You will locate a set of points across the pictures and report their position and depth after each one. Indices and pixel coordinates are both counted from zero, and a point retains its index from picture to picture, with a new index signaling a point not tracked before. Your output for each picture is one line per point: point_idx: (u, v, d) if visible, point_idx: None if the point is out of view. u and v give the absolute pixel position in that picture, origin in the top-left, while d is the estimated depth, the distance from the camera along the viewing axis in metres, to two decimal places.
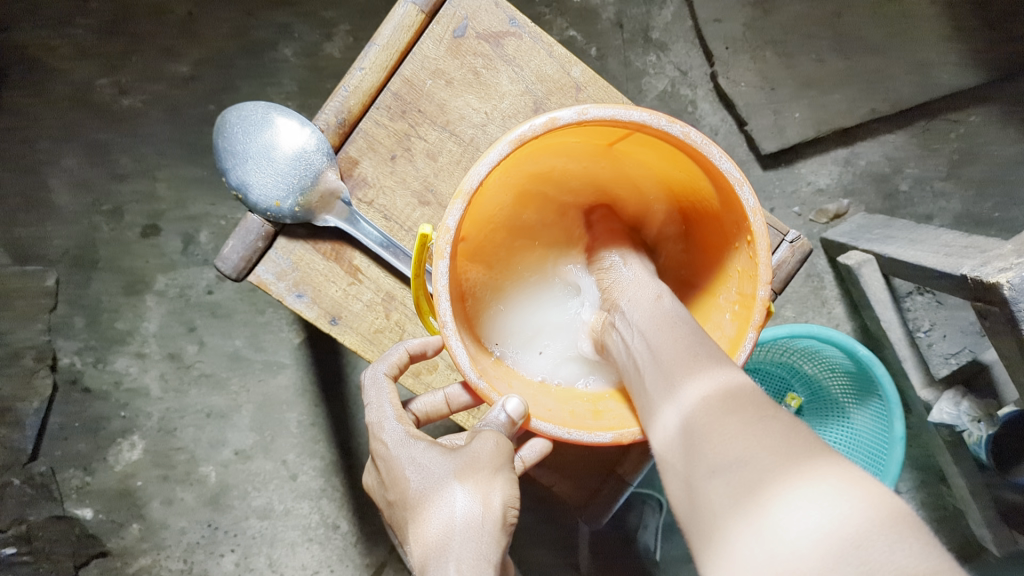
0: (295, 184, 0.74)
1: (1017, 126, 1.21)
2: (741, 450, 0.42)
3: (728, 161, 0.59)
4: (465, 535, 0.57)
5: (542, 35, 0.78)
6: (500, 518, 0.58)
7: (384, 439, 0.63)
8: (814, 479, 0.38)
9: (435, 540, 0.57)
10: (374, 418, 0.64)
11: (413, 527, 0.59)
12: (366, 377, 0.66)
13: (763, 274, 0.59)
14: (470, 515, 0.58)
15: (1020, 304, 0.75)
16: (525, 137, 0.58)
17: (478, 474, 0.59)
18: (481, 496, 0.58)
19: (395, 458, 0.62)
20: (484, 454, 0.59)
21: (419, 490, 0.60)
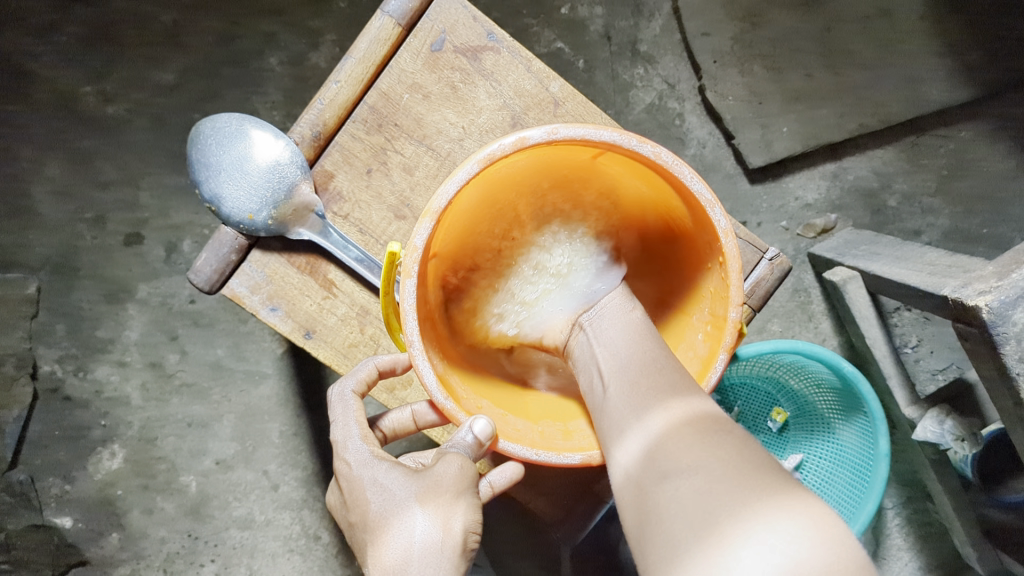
0: (269, 198, 0.74)
1: (1006, 143, 1.21)
2: (717, 475, 0.40)
3: (699, 182, 0.58)
4: (423, 561, 0.56)
5: (520, 50, 0.78)
6: (460, 543, 0.57)
7: (346, 458, 0.62)
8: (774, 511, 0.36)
9: (393, 565, 0.57)
10: (339, 436, 0.63)
11: (372, 549, 0.59)
12: (332, 392, 0.65)
13: (734, 296, 0.59)
14: (429, 540, 0.57)
15: (999, 328, 0.74)
16: (494, 156, 0.57)
17: (440, 498, 0.58)
18: (441, 520, 0.57)
19: (357, 478, 0.61)
20: (447, 478, 0.59)
21: (379, 512, 0.59)
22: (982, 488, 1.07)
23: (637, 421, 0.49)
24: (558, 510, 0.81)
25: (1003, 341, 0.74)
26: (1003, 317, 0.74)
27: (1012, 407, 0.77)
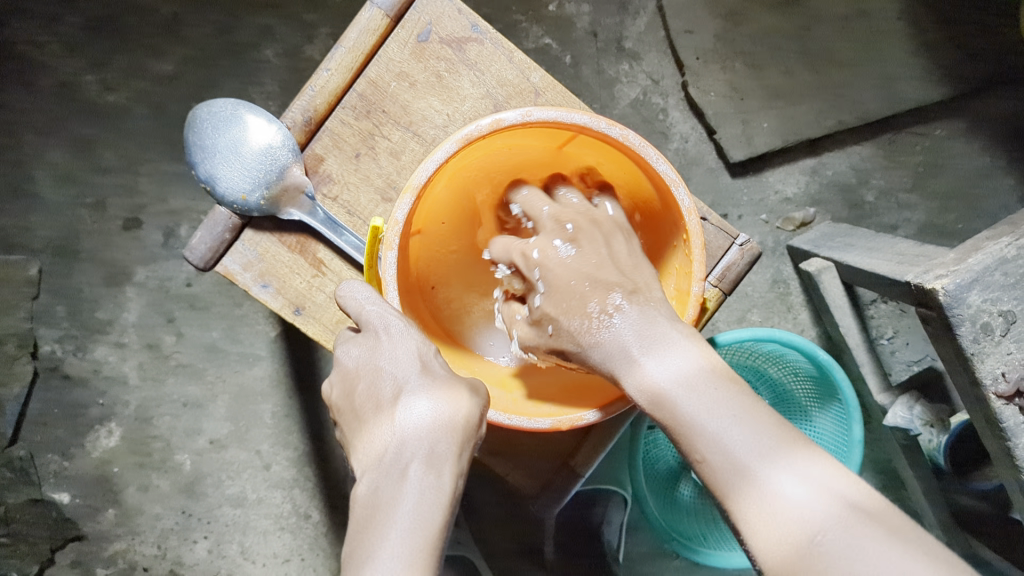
0: (261, 178, 0.78)
1: (981, 140, 1.24)
2: (745, 453, 0.49)
3: (664, 163, 0.61)
4: (460, 440, 0.56)
5: (503, 41, 0.82)
6: (478, 441, 0.59)
7: (398, 320, 0.61)
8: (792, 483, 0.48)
9: (428, 425, 0.56)
10: (379, 307, 0.62)
11: (404, 405, 0.57)
12: (346, 291, 0.64)
13: (697, 271, 0.62)
14: (466, 426, 0.57)
15: (955, 310, 0.78)
16: (472, 136, 0.61)
17: (481, 396, 0.60)
18: (479, 412, 0.58)
19: (404, 342, 0.60)
20: (483, 387, 0.61)
21: (424, 378, 0.58)
22: (954, 474, 1.09)
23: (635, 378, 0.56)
24: (536, 482, 0.84)
25: (959, 322, 0.78)
26: (959, 300, 0.78)
27: (969, 385, 0.81)
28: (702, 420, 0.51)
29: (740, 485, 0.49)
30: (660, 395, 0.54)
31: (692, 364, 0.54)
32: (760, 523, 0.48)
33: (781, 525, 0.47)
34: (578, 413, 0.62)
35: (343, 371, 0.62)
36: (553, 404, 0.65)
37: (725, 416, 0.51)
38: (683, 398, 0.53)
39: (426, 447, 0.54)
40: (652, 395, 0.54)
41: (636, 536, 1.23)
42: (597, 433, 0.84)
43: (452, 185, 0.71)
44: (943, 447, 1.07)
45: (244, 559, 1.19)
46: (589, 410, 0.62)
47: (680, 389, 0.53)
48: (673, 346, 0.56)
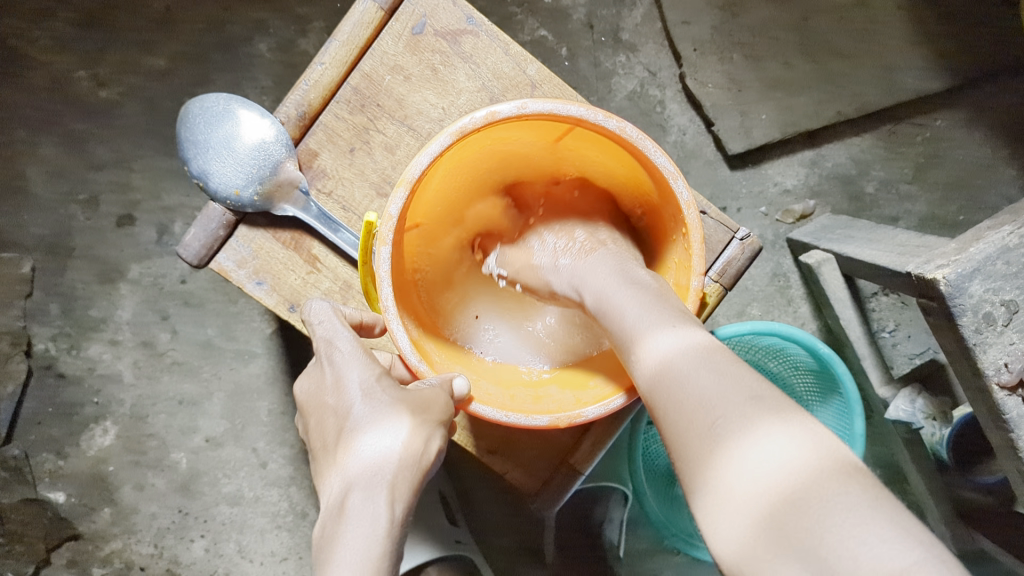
0: (255, 174, 0.77)
1: (981, 131, 1.23)
2: (714, 419, 0.47)
3: (663, 156, 0.60)
4: (401, 465, 0.53)
5: (499, 33, 0.81)
6: (429, 466, 0.55)
7: (340, 350, 0.61)
8: (754, 441, 0.45)
9: (365, 458, 0.54)
10: (326, 333, 0.62)
11: (343, 442, 0.55)
12: (315, 304, 0.65)
13: (697, 266, 0.61)
14: (407, 450, 0.54)
15: (957, 300, 0.77)
16: (466, 129, 0.59)
17: (427, 414, 0.56)
18: (424, 434, 0.55)
19: (344, 372, 0.59)
20: (437, 402, 0.57)
21: (362, 409, 0.56)
22: (957, 470, 1.07)
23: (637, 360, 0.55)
24: (534, 480, 0.83)
25: (960, 313, 0.77)
26: (960, 289, 0.77)
27: (971, 376, 0.80)
28: (679, 385, 0.51)
29: (700, 442, 0.48)
30: (647, 367, 0.54)
31: (682, 340, 0.53)
32: (712, 489, 0.46)
33: (729, 477, 0.45)
34: (576, 410, 0.61)
35: (302, 406, 0.62)
36: (551, 401, 0.64)
37: (700, 379, 0.50)
38: (665, 365, 0.52)
39: (363, 477, 0.53)
40: (642, 369, 0.54)
41: (635, 532, 1.19)
42: (596, 430, 0.83)
43: (450, 178, 0.70)
44: (946, 439, 1.07)
45: (241, 558, 1.19)
46: (587, 407, 0.61)
47: (662, 358, 0.53)
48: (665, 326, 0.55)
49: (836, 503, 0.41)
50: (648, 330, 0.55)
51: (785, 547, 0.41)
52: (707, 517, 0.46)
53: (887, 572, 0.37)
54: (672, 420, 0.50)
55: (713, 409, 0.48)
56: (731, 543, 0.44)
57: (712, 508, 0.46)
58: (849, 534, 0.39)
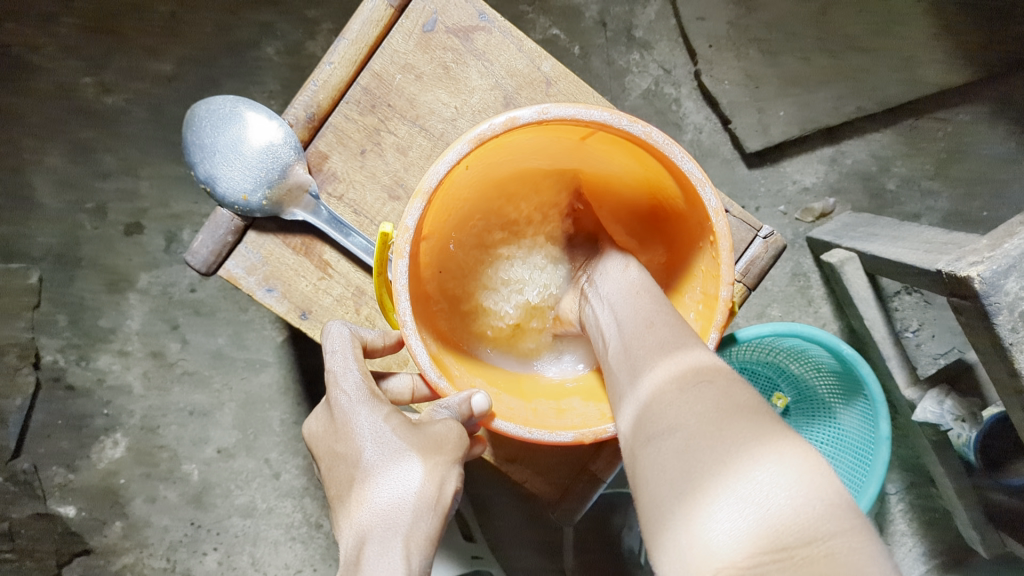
0: (263, 177, 0.75)
1: (1006, 125, 1.20)
2: (673, 402, 0.45)
3: (690, 161, 0.58)
4: (417, 511, 0.52)
5: (512, 30, 0.78)
6: (447, 511, 0.53)
7: (345, 389, 0.58)
8: (707, 415, 0.42)
9: (379, 508, 0.52)
10: (336, 368, 0.59)
11: (357, 491, 0.53)
12: (332, 328, 0.62)
13: (725, 275, 0.59)
14: (422, 496, 0.52)
15: (992, 297, 0.74)
16: (484, 136, 0.57)
17: (440, 456, 0.55)
18: (438, 478, 0.54)
19: (353, 414, 0.56)
20: (449, 440, 0.56)
21: (374, 454, 0.54)
22: (985, 473, 1.04)
23: (633, 366, 0.52)
24: (553, 489, 0.81)
25: (996, 311, 0.74)
26: (995, 287, 0.74)
27: (1006, 376, 0.77)
28: (678, 358, 0.49)
29: (674, 398, 0.45)
30: (653, 347, 0.52)
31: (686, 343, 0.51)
32: (653, 467, 0.43)
33: (687, 424, 0.42)
34: (602, 425, 0.58)
35: (313, 450, 0.59)
36: (575, 415, 0.61)
37: (700, 358, 0.48)
38: (671, 345, 0.51)
39: (378, 528, 0.51)
40: (647, 348, 0.52)
41: None
42: (618, 438, 0.81)
43: (472, 183, 0.67)
44: (975, 440, 1.03)
45: (254, 571, 1.16)
46: (613, 421, 0.58)
47: (672, 342, 0.51)
48: (676, 334, 0.52)
49: (784, 453, 0.38)
50: (668, 320, 0.54)
51: (721, 488, 0.38)
52: (650, 466, 0.43)
53: (806, 531, 0.35)
54: (655, 381, 0.48)
55: (702, 375, 0.46)
56: (659, 495, 0.41)
57: (660, 453, 0.43)
58: (789, 482, 0.36)
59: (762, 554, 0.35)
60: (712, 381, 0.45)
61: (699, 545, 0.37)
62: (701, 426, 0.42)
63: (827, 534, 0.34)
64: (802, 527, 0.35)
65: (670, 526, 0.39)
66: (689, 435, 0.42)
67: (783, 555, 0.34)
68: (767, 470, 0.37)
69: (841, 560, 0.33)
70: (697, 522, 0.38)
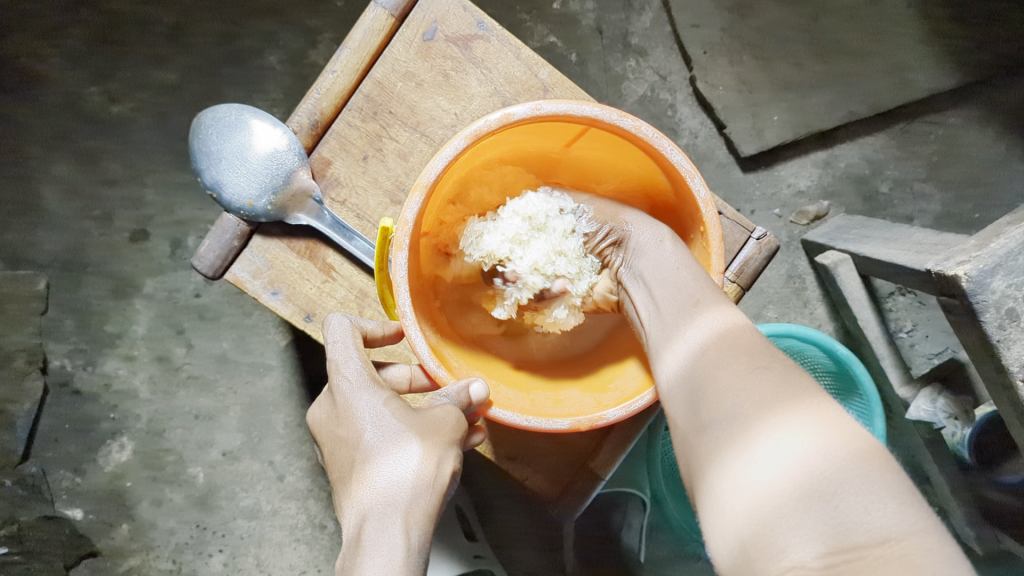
0: (268, 183, 0.77)
1: (996, 128, 1.22)
2: (731, 390, 0.47)
3: (679, 154, 0.60)
4: (416, 489, 0.53)
5: (510, 38, 0.80)
6: (445, 490, 0.55)
7: (346, 375, 0.59)
8: (772, 409, 0.44)
9: (380, 487, 0.53)
10: (337, 356, 0.61)
11: (358, 472, 0.55)
12: (333, 321, 0.64)
13: (716, 264, 0.61)
14: (421, 474, 0.54)
15: (979, 296, 0.76)
16: (481, 132, 0.59)
17: (438, 437, 0.56)
18: (436, 458, 0.55)
19: (353, 399, 0.58)
20: (446, 423, 0.57)
21: (375, 436, 0.56)
22: (981, 470, 1.04)
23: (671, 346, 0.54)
24: (554, 486, 0.82)
25: (983, 309, 0.76)
26: (982, 286, 0.76)
27: (995, 373, 0.79)
28: (722, 341, 0.50)
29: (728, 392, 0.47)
30: (688, 330, 0.53)
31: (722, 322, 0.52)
32: (714, 456, 0.45)
33: (748, 420, 0.45)
34: (597, 413, 0.60)
35: (317, 435, 0.61)
36: (571, 404, 0.63)
37: (744, 341, 0.50)
38: (713, 327, 0.52)
39: (378, 505, 0.53)
40: (685, 331, 0.54)
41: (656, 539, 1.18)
42: (616, 435, 0.82)
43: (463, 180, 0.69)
44: (968, 440, 1.03)
45: (260, 572, 1.18)
46: (608, 409, 0.60)
47: (712, 320, 0.52)
48: (710, 313, 0.53)
49: (853, 458, 0.40)
50: (697, 297, 0.55)
51: (790, 490, 0.40)
52: (712, 460, 0.45)
53: (877, 533, 0.37)
54: (703, 367, 0.49)
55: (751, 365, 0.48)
56: (723, 486, 0.43)
57: (722, 449, 0.45)
58: (856, 484, 0.39)
59: (834, 554, 0.37)
60: (769, 372, 0.47)
61: (770, 543, 0.40)
62: (761, 424, 0.44)
63: (896, 535, 0.37)
64: (872, 530, 0.38)
65: (734, 517, 0.42)
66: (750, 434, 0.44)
67: (853, 555, 0.37)
68: (836, 473, 0.40)
69: (913, 561, 0.36)
70: (764, 519, 0.40)
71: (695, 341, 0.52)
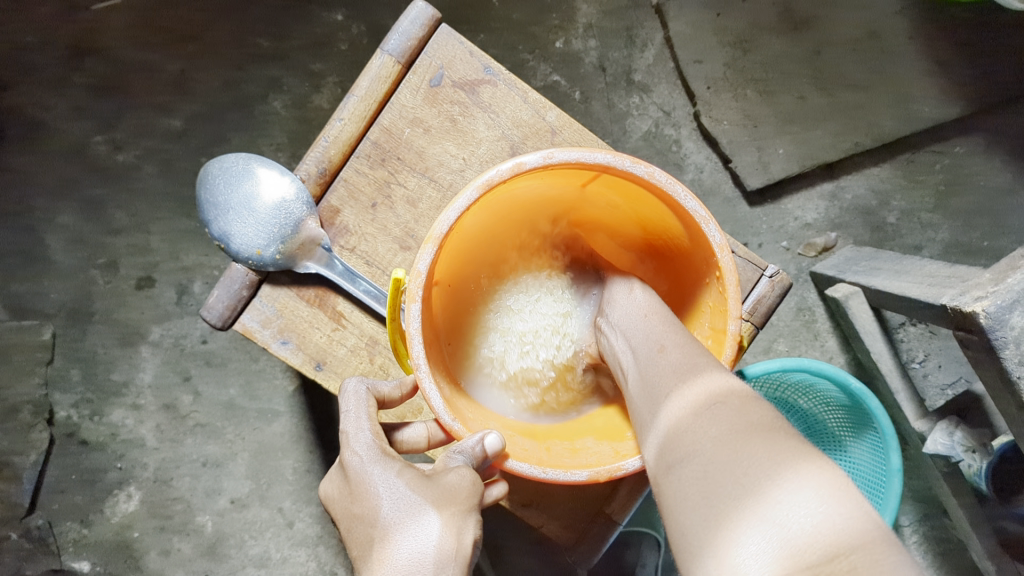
0: (276, 233, 0.76)
1: (1002, 156, 1.22)
2: (703, 439, 0.44)
3: (693, 201, 0.59)
4: (437, 562, 0.52)
5: (517, 82, 0.80)
6: (469, 560, 0.54)
7: (356, 450, 0.59)
8: (759, 446, 0.41)
9: (401, 564, 0.52)
10: (349, 428, 0.60)
11: (378, 549, 0.54)
12: (348, 387, 0.63)
13: (733, 309, 0.59)
14: (439, 548, 0.53)
15: (997, 332, 0.75)
16: (493, 181, 0.58)
17: (455, 505, 0.56)
18: (455, 528, 0.54)
19: (366, 474, 0.58)
20: (462, 489, 0.57)
21: (390, 510, 0.55)
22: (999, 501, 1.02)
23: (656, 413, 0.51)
24: (570, 531, 0.81)
25: (1003, 346, 0.75)
26: (1000, 321, 0.75)
27: (1016, 411, 0.77)
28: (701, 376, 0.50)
29: (713, 415, 0.45)
30: (668, 394, 0.51)
31: (702, 386, 0.49)
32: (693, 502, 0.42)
33: (724, 450, 0.42)
34: (616, 463, 0.59)
35: (333, 511, 0.60)
36: (589, 455, 0.62)
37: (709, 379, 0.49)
38: (691, 370, 0.51)
39: None
40: (669, 402, 0.50)
41: None
42: (632, 479, 0.81)
43: (494, 214, 0.68)
44: (986, 469, 1.02)
45: None
46: (627, 459, 0.59)
47: (688, 377, 0.51)
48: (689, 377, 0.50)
49: (801, 475, 0.38)
50: (681, 366, 0.53)
51: (750, 521, 0.38)
52: (688, 512, 0.42)
53: (829, 539, 0.35)
54: (684, 424, 0.47)
55: (716, 401, 0.46)
56: (698, 524, 0.41)
57: (731, 529, 0.38)
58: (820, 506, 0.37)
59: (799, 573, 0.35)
60: (734, 415, 0.44)
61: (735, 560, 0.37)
62: (767, 487, 0.38)
63: (845, 541, 0.35)
64: (818, 539, 0.36)
65: (698, 547, 0.40)
66: (725, 471, 0.41)
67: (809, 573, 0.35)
68: (804, 504, 0.37)
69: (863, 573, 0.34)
70: (722, 546, 0.38)
71: (671, 405, 0.50)
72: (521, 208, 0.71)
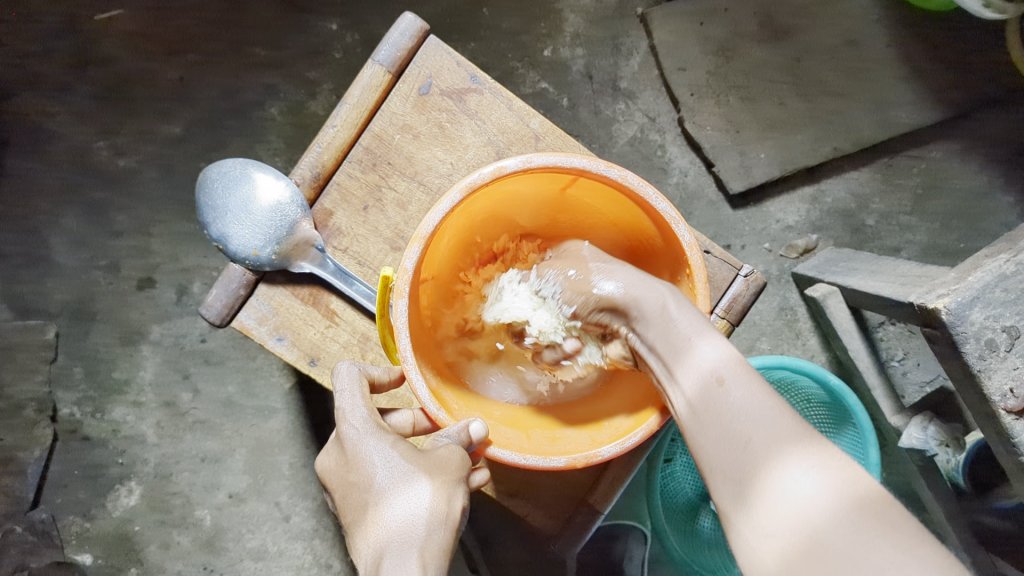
0: (272, 234, 0.80)
1: (978, 160, 1.26)
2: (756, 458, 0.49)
3: (664, 202, 0.63)
4: (430, 524, 0.57)
5: (502, 90, 0.84)
6: (457, 525, 0.58)
7: (352, 423, 0.62)
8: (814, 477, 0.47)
9: (395, 525, 0.57)
10: (344, 404, 0.63)
11: (372, 513, 0.58)
12: (341, 370, 0.66)
13: (701, 305, 0.63)
14: (430, 512, 0.57)
15: (959, 328, 0.79)
16: (475, 184, 0.62)
17: (446, 475, 0.59)
18: (445, 495, 0.59)
19: (363, 445, 0.61)
20: (451, 461, 0.60)
21: (385, 478, 0.59)
22: (976, 494, 1.07)
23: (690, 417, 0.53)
24: (553, 520, 0.84)
25: (964, 340, 0.78)
26: (961, 317, 0.79)
27: (978, 404, 0.81)
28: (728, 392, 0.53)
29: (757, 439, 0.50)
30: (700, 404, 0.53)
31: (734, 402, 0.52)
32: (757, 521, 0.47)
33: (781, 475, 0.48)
34: (592, 450, 0.62)
35: (327, 481, 0.64)
36: (568, 443, 0.65)
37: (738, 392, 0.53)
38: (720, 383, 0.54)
39: (394, 542, 0.56)
40: (700, 411, 0.53)
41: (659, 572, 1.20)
42: (613, 470, 0.85)
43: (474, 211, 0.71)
44: (961, 466, 1.08)
45: None
46: (603, 446, 0.62)
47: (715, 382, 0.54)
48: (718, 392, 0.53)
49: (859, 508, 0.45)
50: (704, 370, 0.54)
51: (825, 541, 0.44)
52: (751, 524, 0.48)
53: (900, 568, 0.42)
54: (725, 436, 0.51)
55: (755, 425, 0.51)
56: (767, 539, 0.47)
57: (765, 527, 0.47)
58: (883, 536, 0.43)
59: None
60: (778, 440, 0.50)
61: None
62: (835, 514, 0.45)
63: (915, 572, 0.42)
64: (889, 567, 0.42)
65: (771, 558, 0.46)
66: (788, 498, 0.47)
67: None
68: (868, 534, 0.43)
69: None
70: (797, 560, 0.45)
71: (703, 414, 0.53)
72: (504, 208, 0.74)
